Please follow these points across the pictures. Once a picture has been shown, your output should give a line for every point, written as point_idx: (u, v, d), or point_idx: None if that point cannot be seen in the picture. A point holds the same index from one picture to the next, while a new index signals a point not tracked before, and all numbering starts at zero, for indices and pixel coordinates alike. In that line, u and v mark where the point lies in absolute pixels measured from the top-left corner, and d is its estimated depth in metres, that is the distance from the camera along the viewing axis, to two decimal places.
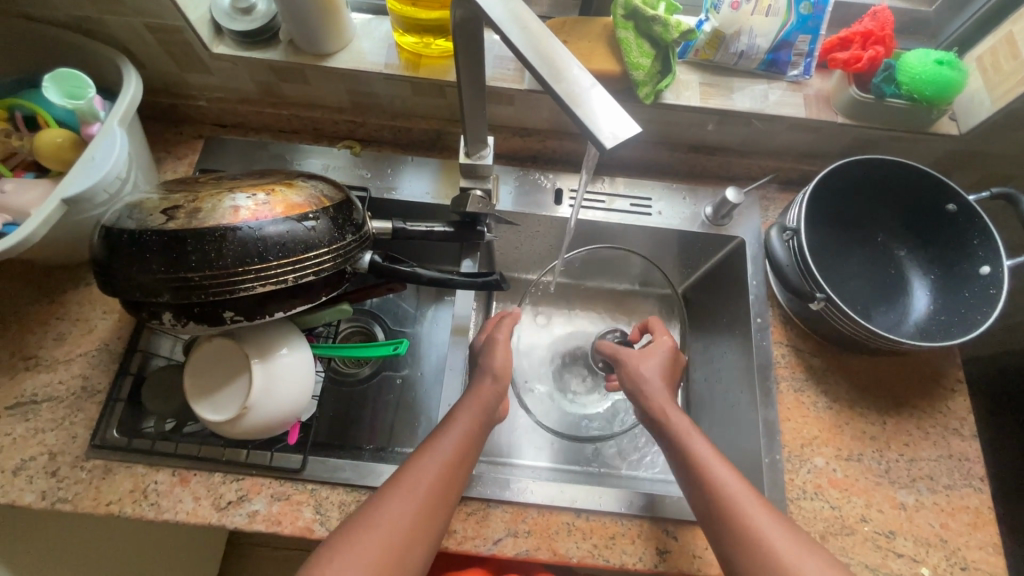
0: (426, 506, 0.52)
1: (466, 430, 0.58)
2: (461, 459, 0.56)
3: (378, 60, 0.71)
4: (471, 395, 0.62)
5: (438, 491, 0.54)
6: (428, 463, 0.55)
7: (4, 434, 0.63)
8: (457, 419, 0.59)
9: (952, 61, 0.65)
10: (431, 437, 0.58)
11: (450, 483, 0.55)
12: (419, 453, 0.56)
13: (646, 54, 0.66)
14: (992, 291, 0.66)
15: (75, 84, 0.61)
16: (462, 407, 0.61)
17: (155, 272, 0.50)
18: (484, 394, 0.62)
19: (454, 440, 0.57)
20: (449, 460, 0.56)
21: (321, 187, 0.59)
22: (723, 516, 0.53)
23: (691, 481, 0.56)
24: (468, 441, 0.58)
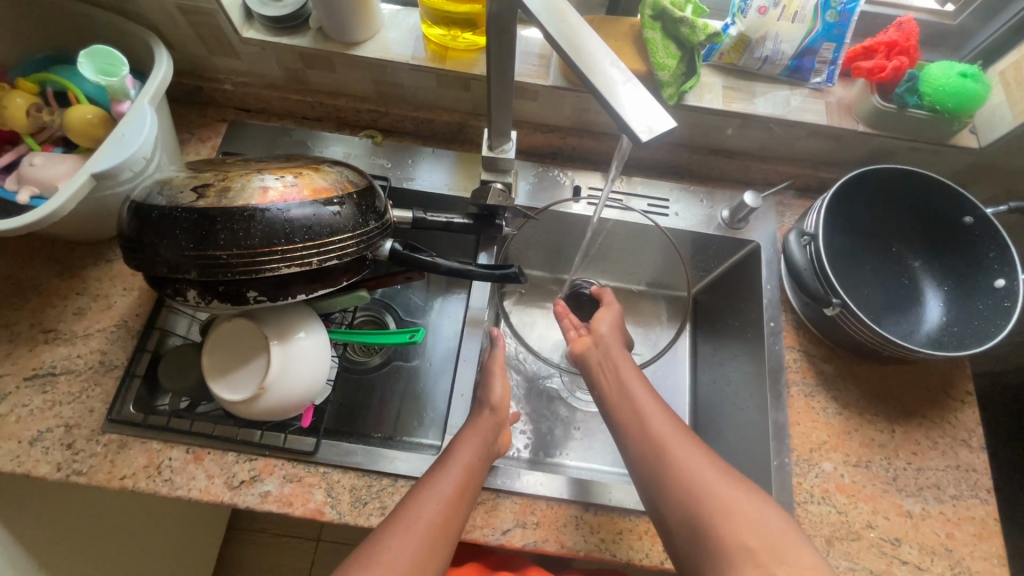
0: (430, 539, 0.53)
1: (467, 463, 0.59)
2: (464, 492, 0.57)
3: (405, 51, 0.72)
4: (470, 423, 0.63)
5: (442, 525, 0.54)
6: (432, 497, 0.55)
7: (21, 405, 0.63)
8: (457, 453, 0.59)
9: (976, 74, 0.65)
10: (432, 471, 0.58)
11: (454, 515, 0.55)
12: (420, 487, 0.56)
13: (672, 55, 0.67)
14: (1007, 304, 0.66)
15: (109, 61, 0.61)
16: (461, 439, 0.61)
17: (183, 248, 0.50)
18: (483, 427, 0.63)
19: (455, 472, 0.57)
20: (452, 494, 0.56)
21: (346, 173, 0.60)
22: (647, 448, 0.55)
23: (621, 417, 0.58)
24: (469, 473, 0.58)
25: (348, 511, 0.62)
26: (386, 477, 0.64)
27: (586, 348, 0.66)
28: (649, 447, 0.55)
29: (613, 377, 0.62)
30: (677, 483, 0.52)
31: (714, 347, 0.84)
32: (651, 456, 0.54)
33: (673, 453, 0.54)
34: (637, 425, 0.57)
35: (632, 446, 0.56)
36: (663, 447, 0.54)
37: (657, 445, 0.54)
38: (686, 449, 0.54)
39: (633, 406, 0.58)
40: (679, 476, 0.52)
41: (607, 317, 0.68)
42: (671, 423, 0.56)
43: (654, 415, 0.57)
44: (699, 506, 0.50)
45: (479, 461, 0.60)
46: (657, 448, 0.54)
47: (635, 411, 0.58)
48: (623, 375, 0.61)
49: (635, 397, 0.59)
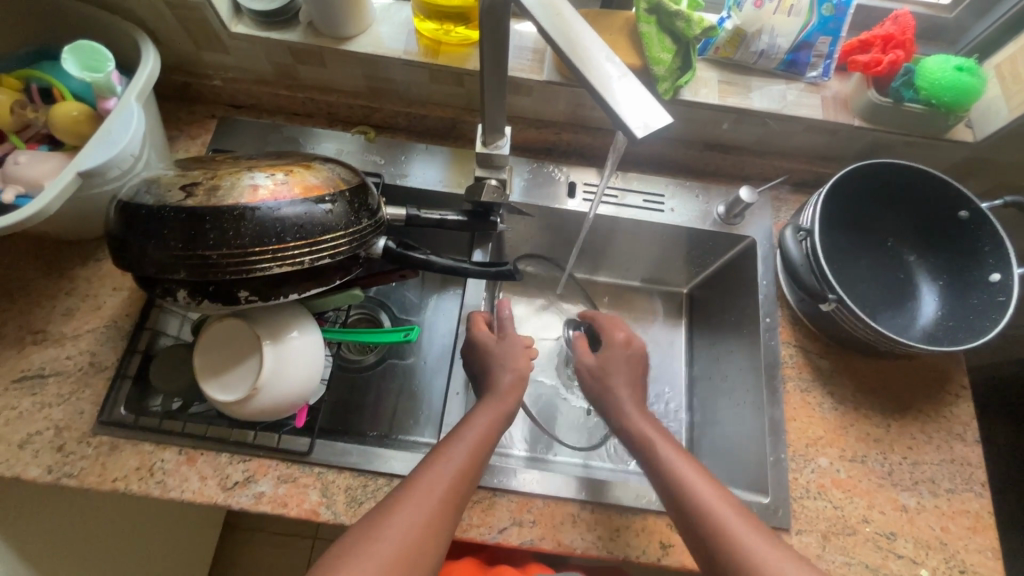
0: (441, 510, 0.52)
1: (480, 433, 0.59)
2: (476, 461, 0.57)
3: (397, 45, 0.71)
4: (491, 393, 0.64)
5: (452, 496, 0.54)
6: (443, 468, 0.55)
7: (10, 408, 0.62)
8: (470, 426, 0.60)
9: (972, 67, 0.65)
10: (442, 444, 0.57)
11: (462, 487, 0.55)
12: (431, 458, 0.56)
13: (667, 49, 0.66)
14: (1002, 298, 0.66)
15: (94, 57, 0.60)
16: (477, 412, 0.62)
17: (172, 248, 0.49)
18: (505, 401, 0.63)
19: (467, 445, 0.57)
20: (463, 467, 0.56)
21: (338, 170, 0.59)
22: (710, 535, 0.52)
23: (671, 498, 0.56)
24: (481, 445, 0.58)
25: (343, 511, 0.62)
26: (382, 477, 0.64)
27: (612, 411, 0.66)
28: (712, 534, 0.52)
29: (640, 444, 0.61)
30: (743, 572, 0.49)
31: (711, 344, 0.84)
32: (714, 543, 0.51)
33: (736, 538, 0.51)
34: (692, 510, 0.54)
35: (690, 533, 0.53)
36: (725, 533, 0.51)
37: (720, 531, 0.52)
38: (725, 509, 0.53)
39: (680, 487, 0.55)
40: (744, 563, 0.49)
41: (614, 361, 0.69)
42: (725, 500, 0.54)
43: (712, 498, 0.54)
44: None
45: (492, 432, 0.60)
46: (717, 534, 0.51)
47: (684, 493, 0.55)
48: (663, 454, 0.59)
49: (678, 476, 0.56)
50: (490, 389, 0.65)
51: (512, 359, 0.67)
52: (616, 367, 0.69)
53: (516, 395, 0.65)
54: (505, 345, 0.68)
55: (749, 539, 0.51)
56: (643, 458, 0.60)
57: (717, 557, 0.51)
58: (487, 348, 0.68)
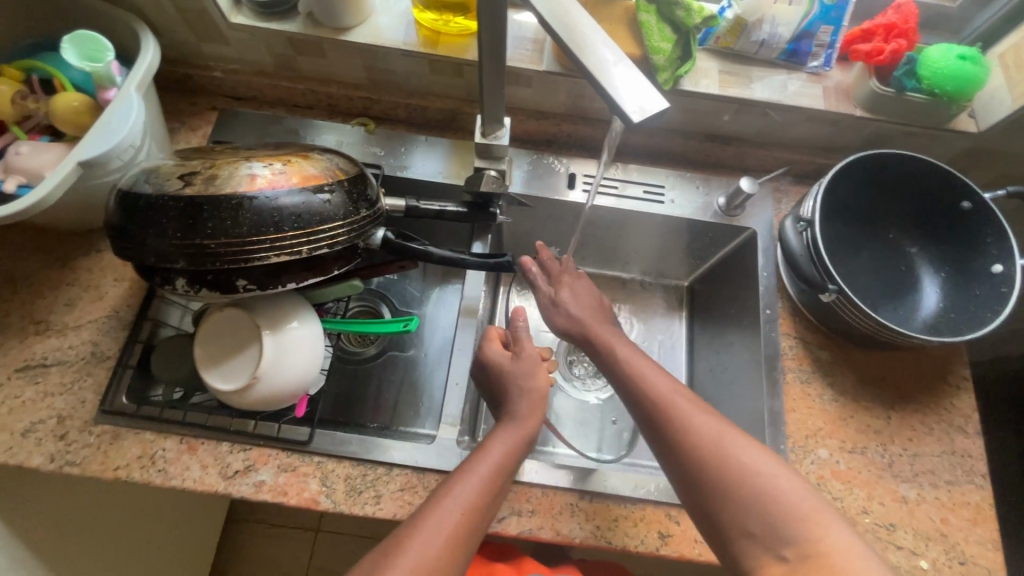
0: (450, 546, 0.50)
1: (495, 466, 0.56)
2: (490, 495, 0.55)
3: (396, 36, 0.71)
4: (514, 419, 0.62)
5: (463, 533, 0.52)
6: (452, 503, 0.52)
7: (13, 396, 0.63)
8: (488, 454, 0.57)
9: (975, 56, 0.64)
10: (454, 476, 0.55)
11: (475, 523, 0.53)
12: (441, 492, 0.54)
13: (667, 39, 0.65)
14: (1004, 290, 0.65)
15: (94, 47, 0.60)
16: (493, 439, 0.59)
17: (170, 237, 0.50)
18: (526, 427, 0.61)
19: (480, 478, 0.55)
20: (474, 501, 0.53)
21: (337, 160, 0.59)
22: (650, 414, 0.56)
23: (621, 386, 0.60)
24: (495, 478, 0.56)
25: (343, 500, 0.62)
26: (381, 467, 0.64)
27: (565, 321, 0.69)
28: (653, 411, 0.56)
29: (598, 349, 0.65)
30: (679, 440, 0.53)
31: (712, 336, 0.84)
32: (653, 418, 0.56)
33: (677, 412, 0.55)
34: (637, 392, 0.58)
35: (636, 410, 0.58)
36: (667, 410, 0.55)
37: (667, 407, 0.56)
38: (675, 394, 0.57)
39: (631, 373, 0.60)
40: (679, 434, 0.54)
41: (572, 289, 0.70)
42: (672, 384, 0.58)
43: (656, 380, 0.58)
44: (702, 457, 0.52)
45: (511, 461, 0.58)
46: (657, 412, 0.56)
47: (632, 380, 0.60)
48: (617, 349, 0.63)
49: (630, 365, 0.61)
50: (512, 416, 0.62)
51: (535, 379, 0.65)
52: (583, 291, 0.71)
53: (538, 422, 0.62)
54: (523, 360, 0.67)
55: (687, 414, 0.55)
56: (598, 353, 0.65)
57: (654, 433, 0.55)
58: (504, 365, 0.67)
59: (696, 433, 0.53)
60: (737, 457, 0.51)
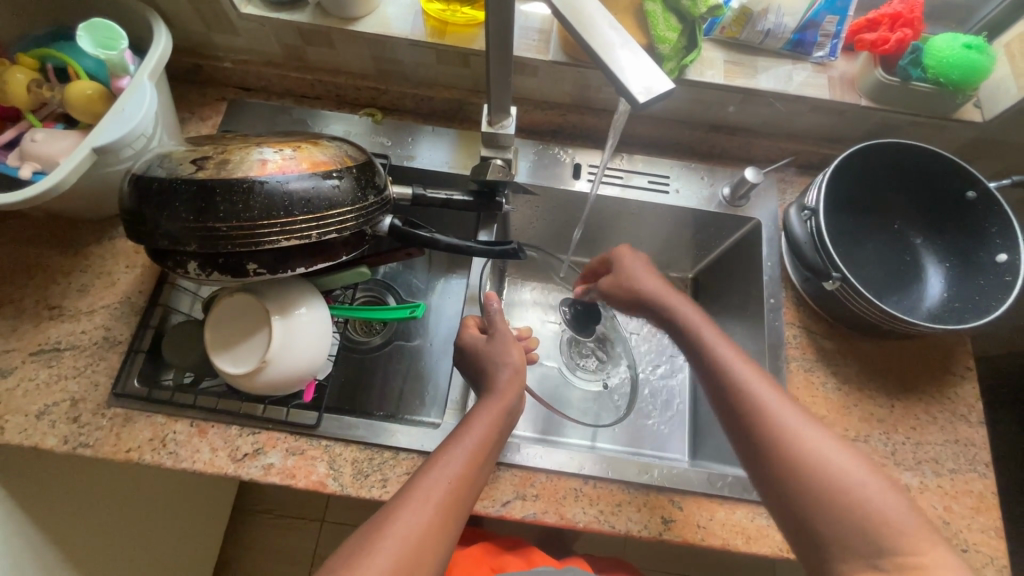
0: (439, 517, 0.51)
1: (477, 441, 0.57)
2: (476, 468, 0.56)
3: (403, 26, 0.71)
4: (493, 393, 0.62)
5: (451, 505, 0.53)
6: (438, 475, 0.54)
7: (27, 379, 0.64)
8: (470, 427, 0.58)
9: (981, 44, 0.64)
10: (440, 451, 0.56)
11: (461, 495, 0.54)
12: (428, 466, 0.55)
13: (673, 28, 0.65)
14: (1008, 279, 0.66)
15: (108, 35, 0.61)
16: (473, 414, 0.60)
17: (183, 220, 0.51)
18: (505, 399, 0.62)
19: (466, 449, 0.56)
20: (458, 474, 0.54)
21: (345, 148, 0.60)
22: (750, 417, 0.55)
23: (716, 384, 0.59)
24: (478, 452, 0.57)
25: (350, 483, 0.63)
26: (388, 450, 0.65)
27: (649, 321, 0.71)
28: (753, 417, 0.55)
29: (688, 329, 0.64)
30: (783, 448, 0.52)
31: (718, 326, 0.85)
32: (754, 421, 0.54)
33: (778, 420, 0.54)
34: (733, 391, 0.57)
35: (727, 409, 0.57)
36: (768, 416, 0.54)
37: (761, 408, 0.55)
38: (768, 392, 0.56)
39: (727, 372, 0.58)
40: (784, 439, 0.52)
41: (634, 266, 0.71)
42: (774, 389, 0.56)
43: (758, 383, 0.56)
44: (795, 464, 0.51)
45: (493, 434, 0.59)
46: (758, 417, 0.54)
47: (729, 379, 0.58)
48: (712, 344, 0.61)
49: (728, 364, 0.59)
50: (491, 390, 0.63)
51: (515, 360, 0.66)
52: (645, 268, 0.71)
53: (518, 396, 0.63)
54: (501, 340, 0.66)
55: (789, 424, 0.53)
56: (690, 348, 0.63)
57: (755, 435, 0.54)
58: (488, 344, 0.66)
59: (797, 441, 0.52)
60: (835, 465, 0.50)
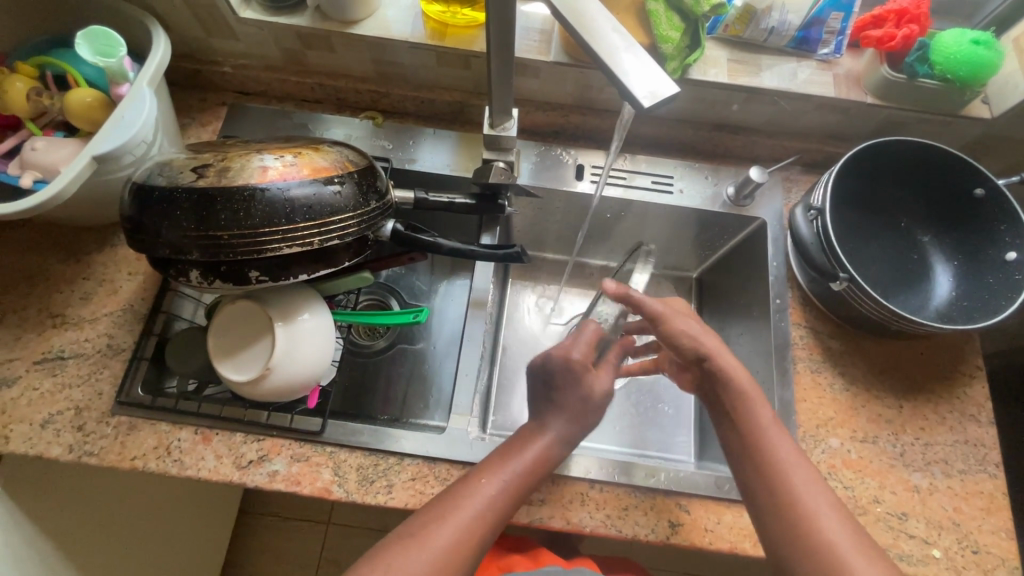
0: (466, 547, 0.51)
1: (520, 472, 0.55)
2: (513, 498, 0.54)
3: (403, 29, 0.71)
4: (551, 426, 0.59)
5: (480, 534, 0.52)
6: (482, 494, 0.53)
7: (32, 389, 0.64)
8: (516, 458, 0.56)
9: (989, 40, 0.63)
10: (478, 477, 0.55)
11: (492, 526, 0.53)
12: (462, 491, 0.54)
13: (676, 27, 0.65)
14: (1018, 277, 0.65)
15: (107, 42, 0.61)
16: (521, 444, 0.57)
17: (184, 229, 0.50)
18: (561, 437, 0.58)
19: (515, 470, 0.55)
20: (493, 505, 0.53)
21: (346, 153, 0.59)
22: (783, 513, 0.51)
23: (751, 468, 0.54)
24: (518, 484, 0.55)
25: (355, 489, 0.63)
26: (393, 456, 0.65)
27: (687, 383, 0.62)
28: (785, 514, 0.51)
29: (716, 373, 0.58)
30: (801, 531, 0.50)
31: (724, 327, 0.84)
32: (788, 517, 0.51)
33: (816, 521, 0.50)
34: (771, 481, 0.53)
35: (740, 454, 0.56)
36: (803, 514, 0.51)
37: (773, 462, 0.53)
38: (782, 442, 0.55)
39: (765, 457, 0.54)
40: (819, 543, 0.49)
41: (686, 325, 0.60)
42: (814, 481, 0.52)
43: (775, 433, 0.55)
44: (797, 523, 0.50)
45: (540, 469, 0.57)
46: (793, 515, 0.51)
47: (768, 466, 0.53)
48: (756, 422, 0.56)
49: (759, 430, 0.55)
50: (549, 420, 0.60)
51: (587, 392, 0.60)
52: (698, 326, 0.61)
53: (579, 433, 0.59)
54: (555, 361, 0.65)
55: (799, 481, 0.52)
56: (718, 406, 0.59)
57: (787, 533, 0.51)
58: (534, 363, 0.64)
59: (804, 501, 0.51)
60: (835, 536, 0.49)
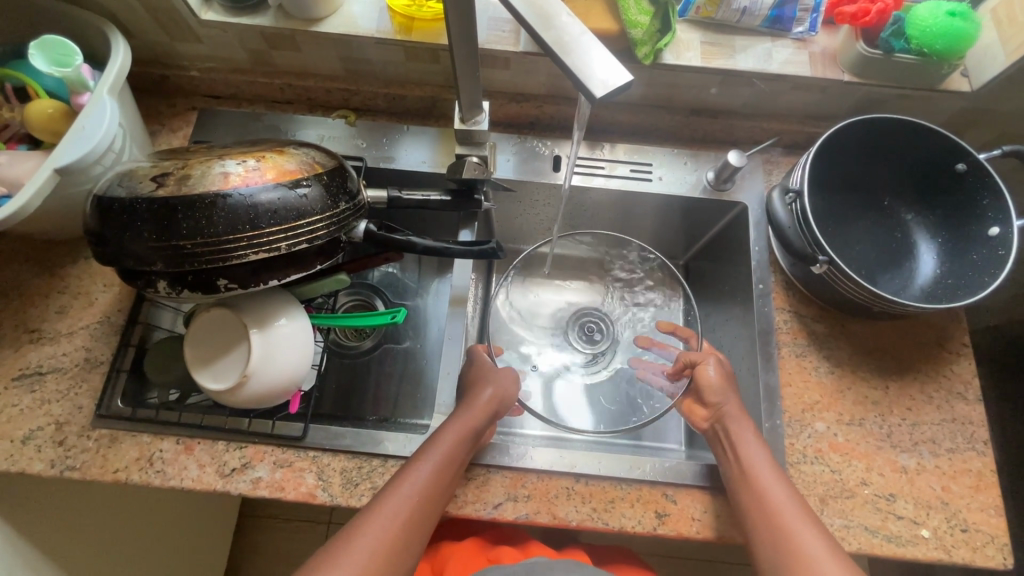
0: (401, 532, 0.54)
1: (444, 454, 0.58)
2: (442, 480, 0.57)
3: (369, 24, 0.69)
4: (465, 407, 0.63)
5: (414, 521, 0.55)
6: (422, 471, 0.57)
7: (11, 406, 0.64)
8: (438, 443, 0.59)
9: (965, 11, 0.62)
10: (409, 465, 0.58)
11: (427, 509, 0.56)
12: (396, 481, 0.56)
13: (645, 12, 0.65)
14: (1001, 252, 0.63)
15: (63, 51, 0.60)
16: (442, 430, 0.61)
17: (147, 240, 0.50)
18: (475, 416, 0.62)
19: (448, 445, 0.59)
20: (424, 489, 0.56)
21: (314, 154, 0.58)
22: (763, 528, 0.55)
23: (743, 494, 0.57)
24: (452, 457, 0.59)
25: (339, 493, 0.63)
26: (377, 458, 0.64)
27: (703, 423, 0.66)
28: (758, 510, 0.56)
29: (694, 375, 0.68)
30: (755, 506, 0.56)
31: (710, 315, 0.83)
32: (770, 534, 0.54)
33: (791, 530, 0.54)
34: (760, 505, 0.56)
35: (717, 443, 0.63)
36: (780, 524, 0.54)
37: (736, 446, 0.60)
38: (743, 428, 0.62)
39: (752, 482, 0.57)
40: (797, 556, 0.52)
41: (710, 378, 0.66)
42: (792, 498, 0.56)
43: (739, 423, 0.62)
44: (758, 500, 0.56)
45: (462, 448, 0.59)
46: (779, 536, 0.54)
47: (754, 489, 0.57)
48: (745, 451, 0.60)
49: (728, 417, 0.63)
50: (467, 402, 0.64)
51: (500, 378, 0.67)
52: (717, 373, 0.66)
53: (490, 413, 0.63)
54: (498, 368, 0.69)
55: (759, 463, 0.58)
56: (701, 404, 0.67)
57: (772, 552, 0.54)
58: (484, 367, 0.69)
59: (762, 481, 0.57)
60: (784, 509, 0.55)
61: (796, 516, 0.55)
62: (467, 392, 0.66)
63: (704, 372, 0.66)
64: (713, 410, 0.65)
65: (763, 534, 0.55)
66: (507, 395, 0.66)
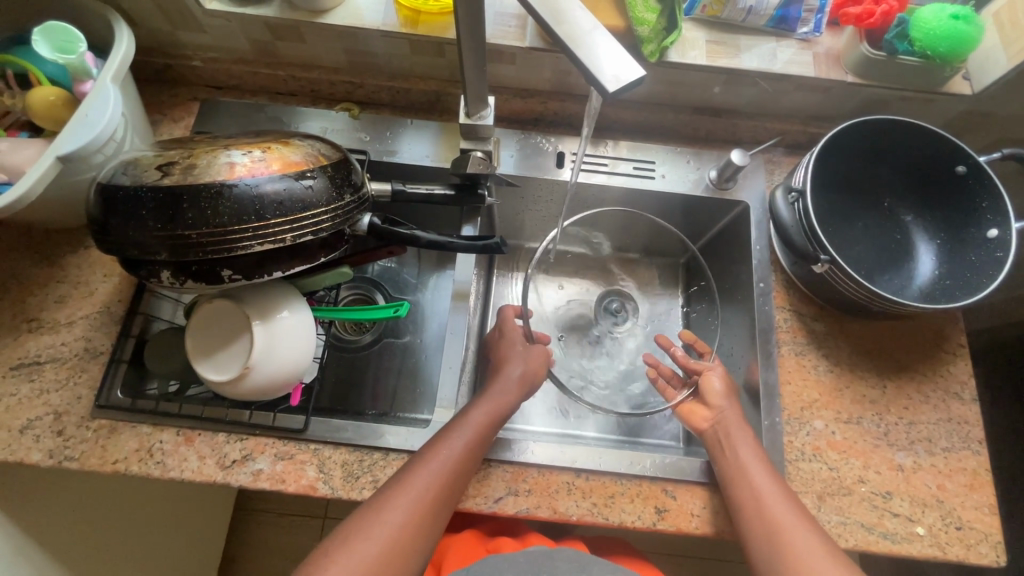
0: (432, 504, 0.55)
1: (479, 425, 0.61)
2: (469, 459, 0.58)
3: (375, 17, 0.69)
4: (498, 385, 0.66)
5: (450, 485, 0.57)
6: (462, 434, 0.59)
7: (9, 395, 0.63)
8: (468, 421, 0.61)
9: (968, 14, 0.62)
10: (450, 428, 0.60)
11: (464, 470, 0.58)
12: (426, 455, 0.57)
13: (651, 9, 0.64)
14: (999, 254, 0.64)
15: (66, 38, 0.59)
16: (476, 403, 0.63)
17: (151, 229, 0.49)
18: (506, 393, 0.65)
19: (483, 414, 0.62)
20: (464, 451, 0.58)
21: (319, 146, 0.58)
22: (760, 531, 0.55)
23: (739, 500, 0.58)
24: (486, 425, 0.61)
25: (340, 486, 0.63)
26: (378, 451, 0.64)
27: (703, 423, 0.66)
28: (753, 515, 0.56)
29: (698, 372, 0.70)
30: (751, 510, 0.57)
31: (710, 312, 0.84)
32: (767, 539, 0.55)
33: (787, 535, 0.54)
34: (757, 509, 0.56)
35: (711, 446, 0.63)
36: (776, 529, 0.55)
37: (732, 449, 0.61)
38: (738, 431, 0.62)
39: (749, 488, 0.58)
40: (794, 560, 0.53)
41: (714, 385, 0.67)
42: (789, 505, 0.56)
43: (735, 427, 0.63)
44: (754, 503, 0.57)
45: (492, 427, 0.61)
46: (776, 542, 0.54)
47: (751, 493, 0.57)
48: (742, 455, 0.60)
49: (724, 419, 0.64)
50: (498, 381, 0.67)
51: (528, 359, 0.70)
52: (718, 382, 0.67)
53: (520, 393, 0.67)
54: (527, 349, 0.71)
55: (754, 468, 0.59)
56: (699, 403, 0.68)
57: (771, 555, 0.54)
58: (511, 345, 0.71)
59: (758, 485, 0.58)
60: (778, 513, 0.55)
61: (792, 520, 0.55)
62: (498, 371, 0.68)
63: (709, 380, 0.68)
64: (712, 414, 0.65)
65: (761, 538, 0.55)
66: (537, 376, 0.69)
